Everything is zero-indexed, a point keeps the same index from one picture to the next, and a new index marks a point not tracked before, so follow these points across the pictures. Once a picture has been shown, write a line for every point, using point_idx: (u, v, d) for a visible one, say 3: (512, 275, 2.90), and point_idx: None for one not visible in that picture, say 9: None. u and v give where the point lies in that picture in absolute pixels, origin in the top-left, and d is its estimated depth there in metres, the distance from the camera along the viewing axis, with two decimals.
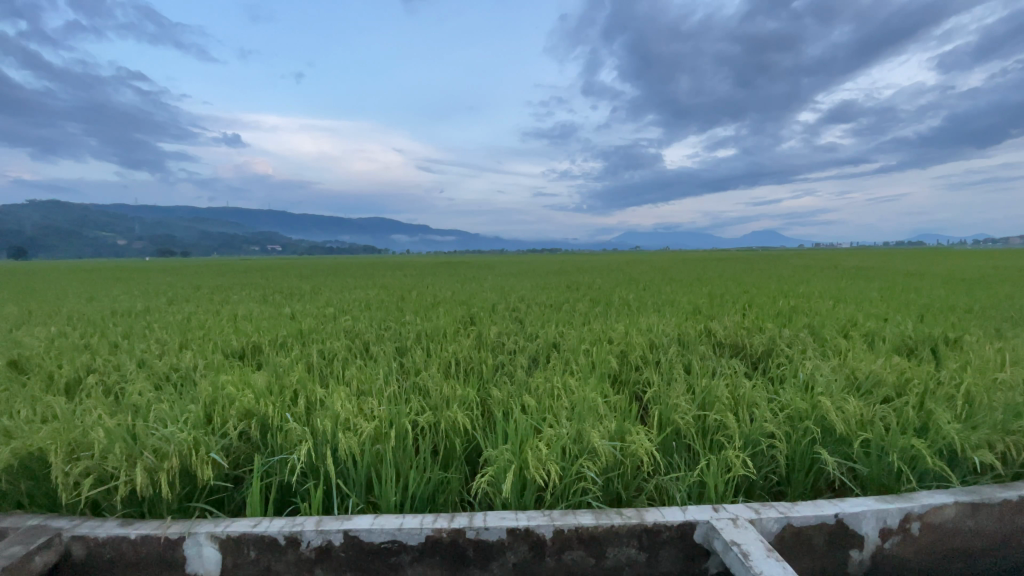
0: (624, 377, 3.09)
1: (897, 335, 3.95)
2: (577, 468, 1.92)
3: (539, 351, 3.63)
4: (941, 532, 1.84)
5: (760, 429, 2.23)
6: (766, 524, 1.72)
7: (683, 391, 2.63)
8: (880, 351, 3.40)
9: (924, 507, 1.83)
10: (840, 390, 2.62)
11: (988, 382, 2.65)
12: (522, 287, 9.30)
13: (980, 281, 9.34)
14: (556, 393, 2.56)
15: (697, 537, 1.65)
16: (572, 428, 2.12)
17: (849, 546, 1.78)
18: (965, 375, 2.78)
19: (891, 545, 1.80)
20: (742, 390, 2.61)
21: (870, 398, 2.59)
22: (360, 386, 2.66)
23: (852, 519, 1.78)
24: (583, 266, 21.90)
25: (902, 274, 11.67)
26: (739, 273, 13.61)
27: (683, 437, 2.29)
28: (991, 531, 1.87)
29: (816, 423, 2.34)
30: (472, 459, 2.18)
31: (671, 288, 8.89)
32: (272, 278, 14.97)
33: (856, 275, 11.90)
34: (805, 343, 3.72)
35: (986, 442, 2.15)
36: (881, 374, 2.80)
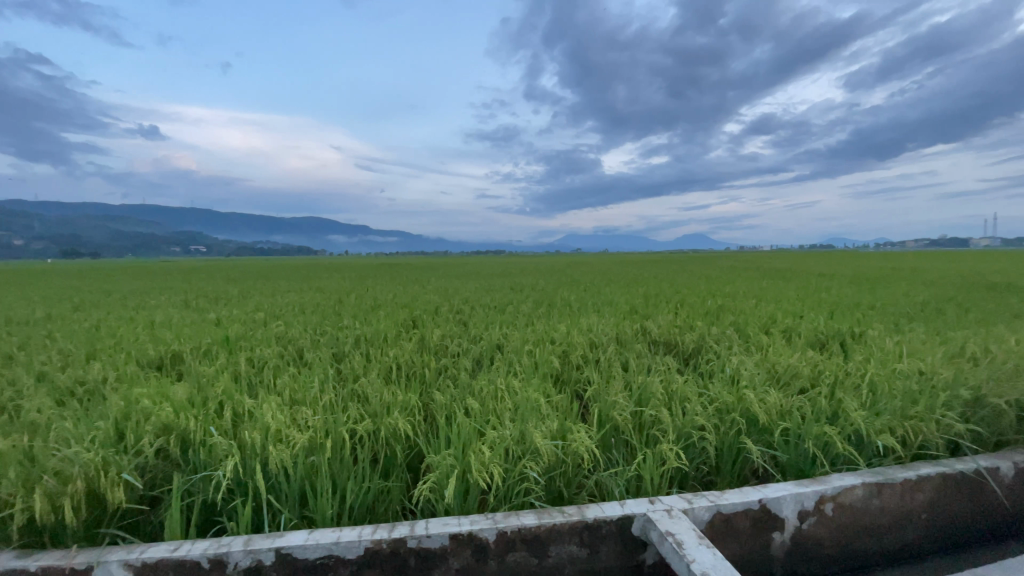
0: (566, 376, 3.15)
1: (811, 330, 4.30)
2: (520, 470, 1.93)
3: (483, 354, 3.61)
4: (850, 512, 2.02)
5: (691, 422, 2.36)
6: (697, 513, 1.81)
7: (621, 389, 2.71)
8: (797, 346, 3.69)
9: (836, 489, 2.00)
10: (762, 383, 2.81)
11: (887, 372, 2.94)
12: (466, 289, 9.34)
13: (881, 281, 10.30)
14: (499, 395, 2.56)
15: (635, 529, 1.71)
16: (515, 429, 2.13)
17: (771, 529, 1.91)
18: (869, 366, 3.07)
19: (808, 526, 1.95)
20: (675, 386, 2.75)
21: (789, 390, 2.81)
22: (293, 395, 2.53)
23: (774, 503, 1.91)
24: (525, 268, 22.06)
25: (815, 276, 12.61)
26: (673, 274, 14.20)
27: (621, 434, 2.37)
28: (894, 508, 2.08)
29: (741, 415, 2.50)
30: (414, 466, 2.13)
31: (611, 289, 9.24)
32: (194, 282, 13.93)
33: (776, 276, 12.70)
34: (731, 340, 3.97)
35: (887, 427, 2.38)
36: (798, 367, 3.03)
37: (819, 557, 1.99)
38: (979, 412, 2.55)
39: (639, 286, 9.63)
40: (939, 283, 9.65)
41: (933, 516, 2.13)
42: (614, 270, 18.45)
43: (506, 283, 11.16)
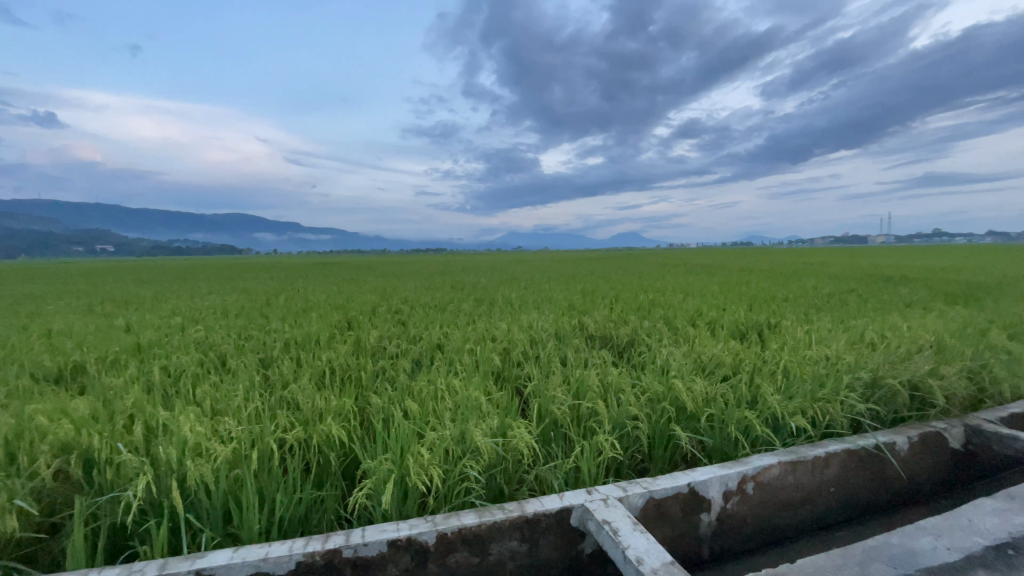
0: (506, 373, 3.17)
1: (733, 322, 4.61)
2: (460, 469, 1.92)
3: (422, 354, 3.56)
4: (769, 490, 2.18)
5: (625, 412, 2.45)
6: (632, 500, 1.89)
7: (559, 383, 2.77)
8: (720, 337, 3.94)
9: (756, 469, 2.15)
10: (690, 373, 2.98)
11: (798, 359, 3.21)
12: (404, 288, 9.17)
13: (793, 275, 11.22)
14: (439, 395, 2.53)
15: (574, 520, 1.75)
16: (454, 429, 2.12)
17: (699, 511, 2.03)
18: (784, 354, 3.33)
19: (732, 505, 2.09)
20: (610, 378, 2.84)
21: (714, 378, 2.99)
22: (215, 406, 2.36)
23: (701, 486, 2.03)
24: (465, 267, 21.97)
25: (738, 271, 13.51)
26: (609, 271, 14.67)
27: (559, 427, 2.42)
28: (806, 483, 2.27)
29: (671, 403, 2.63)
30: (350, 473, 2.06)
31: (550, 286, 9.39)
32: (98, 285, 12.63)
33: (702, 272, 13.48)
34: (662, 332, 4.17)
35: (799, 409, 2.59)
36: (721, 356, 3.24)
37: (742, 534, 2.14)
38: (877, 392, 2.85)
39: (576, 283, 9.87)
40: (842, 276, 10.66)
41: (839, 489, 2.35)
42: (552, 267, 18.79)
43: (446, 282, 11.07)
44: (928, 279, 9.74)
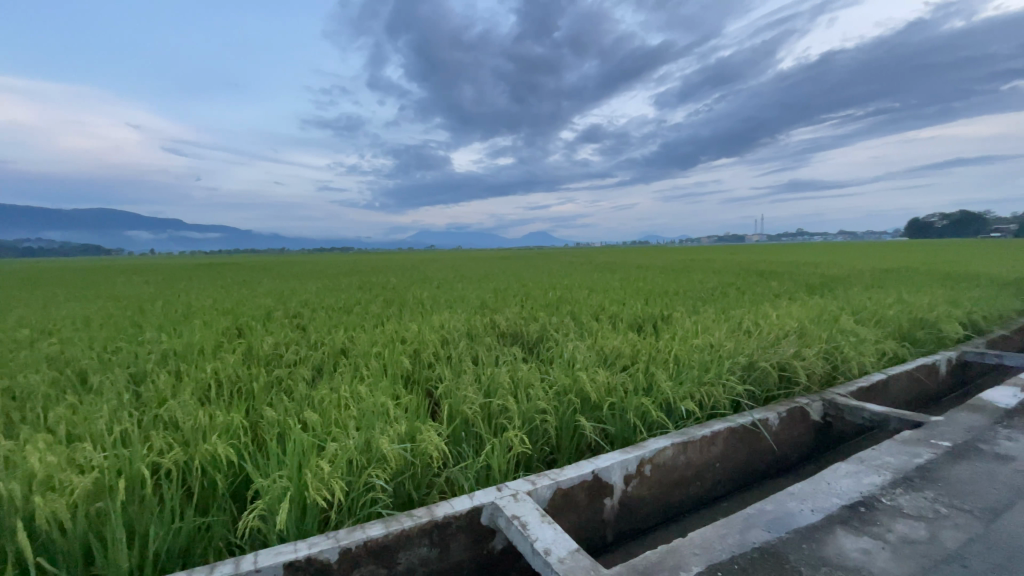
0: (416, 376, 3.10)
1: (632, 315, 4.92)
2: (365, 479, 1.85)
3: (324, 361, 3.37)
4: (664, 470, 2.36)
5: (533, 407, 2.51)
6: (540, 493, 1.94)
7: (469, 382, 2.77)
8: (621, 330, 4.19)
9: (653, 452, 2.32)
10: (593, 365, 3.12)
11: (688, 347, 3.50)
12: (306, 290, 8.64)
13: (685, 271, 12.23)
14: (343, 404, 2.41)
15: (484, 519, 1.76)
16: (359, 437, 2.03)
17: (603, 496, 2.13)
18: (676, 343, 3.62)
19: (632, 488, 2.23)
20: (520, 374, 2.89)
21: (615, 368, 3.17)
22: (72, 432, 2.05)
23: (604, 472, 2.14)
24: (374, 266, 21.17)
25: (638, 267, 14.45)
26: (520, 269, 14.95)
27: (469, 427, 2.41)
28: (696, 461, 2.49)
29: (577, 395, 2.74)
30: (242, 493, 1.89)
31: (461, 285, 9.36)
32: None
33: (606, 269, 14.23)
34: (569, 327, 4.33)
35: (688, 394, 2.84)
36: (622, 348, 3.44)
37: (641, 514, 2.29)
38: (752, 374, 3.20)
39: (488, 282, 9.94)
40: (724, 271, 11.86)
41: (724, 463, 2.61)
42: (464, 266, 18.75)
43: (352, 282, 10.60)
44: (793, 273, 11.15)
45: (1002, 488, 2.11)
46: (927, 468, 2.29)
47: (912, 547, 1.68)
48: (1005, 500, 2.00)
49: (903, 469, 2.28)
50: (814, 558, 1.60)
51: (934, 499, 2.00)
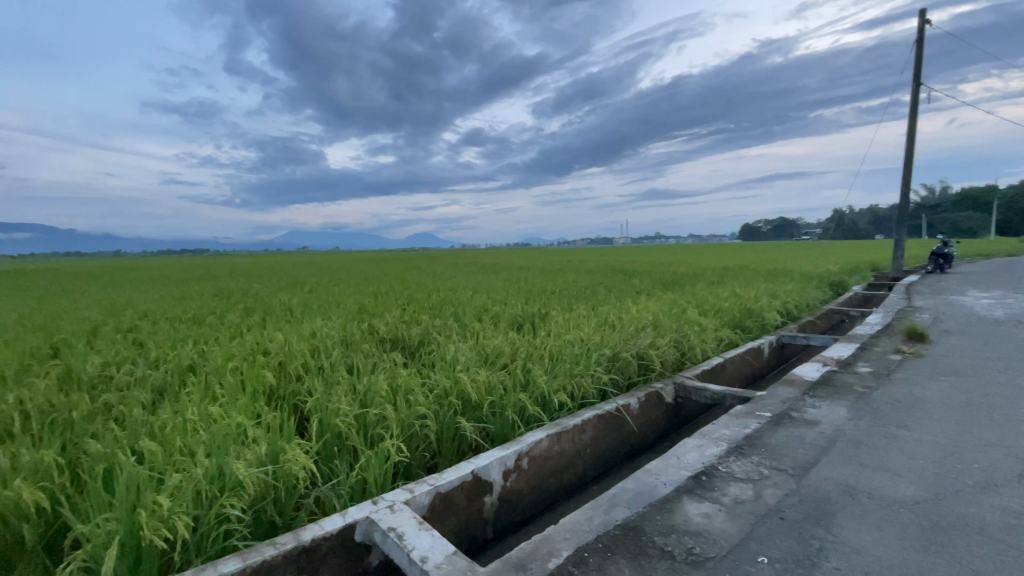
0: (282, 390, 2.85)
1: (513, 315, 5.08)
2: (218, 510, 1.66)
3: (170, 380, 2.94)
4: (540, 461, 2.47)
5: (413, 412, 2.46)
6: (419, 500, 1.91)
7: (344, 393, 2.61)
8: (502, 330, 4.30)
9: (529, 445, 2.41)
10: (474, 365, 3.16)
11: (563, 342, 3.71)
12: (149, 299, 7.49)
13: (562, 271, 12.95)
14: (192, 428, 2.13)
15: (358, 536, 1.69)
16: (211, 464, 1.81)
17: (483, 495, 2.17)
18: (552, 339, 3.81)
19: (510, 482, 2.30)
20: (399, 380, 2.82)
21: (494, 367, 3.24)
22: None
23: (483, 471, 2.17)
24: (235, 270, 19.04)
25: (519, 268, 14.93)
26: (402, 272, 14.56)
27: (342, 440, 2.28)
28: (569, 451, 2.64)
29: (457, 397, 2.74)
30: (54, 546, 1.58)
31: (338, 288, 8.85)
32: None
33: (489, 270, 14.45)
34: (450, 330, 4.33)
35: (562, 387, 3.01)
36: (502, 347, 3.53)
37: (520, 507, 2.37)
38: (617, 364, 3.50)
39: (368, 285, 9.53)
40: (597, 271, 12.85)
41: (594, 449, 2.81)
42: (342, 268, 17.74)
43: (209, 289, 9.42)
44: (655, 272, 12.41)
45: (806, 448, 2.56)
46: (754, 436, 2.70)
47: (741, 506, 1.96)
48: (808, 458, 2.44)
49: (736, 439, 2.66)
50: (666, 527, 1.79)
51: (759, 463, 2.36)
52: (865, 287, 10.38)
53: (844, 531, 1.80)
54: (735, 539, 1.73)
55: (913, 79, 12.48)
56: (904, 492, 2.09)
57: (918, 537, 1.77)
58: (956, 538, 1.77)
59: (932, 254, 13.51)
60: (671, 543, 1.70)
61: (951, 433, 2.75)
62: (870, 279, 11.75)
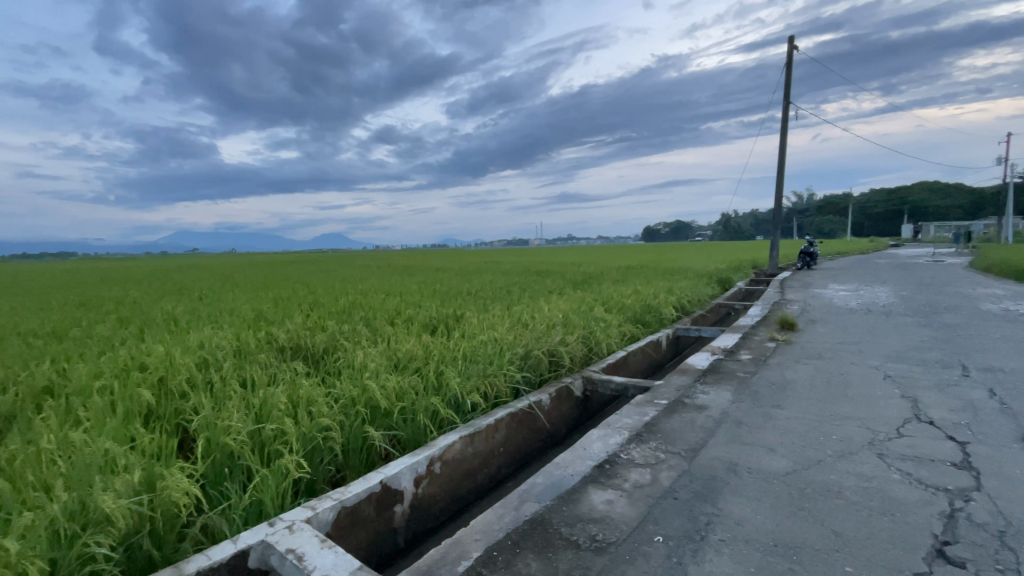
0: (163, 410, 2.56)
1: (426, 317, 4.99)
2: (81, 550, 1.46)
3: (18, 406, 2.52)
4: (453, 464, 2.46)
5: (316, 424, 2.32)
6: (323, 517, 1.81)
7: (236, 409, 2.41)
8: (414, 333, 4.21)
9: (441, 449, 2.39)
10: (383, 371, 3.06)
11: (475, 342, 3.72)
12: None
13: (476, 273, 13.02)
14: (47, 459, 1.85)
15: (253, 562, 1.56)
16: (72, 499, 1.59)
17: (393, 504, 2.11)
18: (464, 340, 3.80)
19: (422, 489, 2.26)
20: (300, 390, 2.65)
21: (405, 372, 3.16)
22: None
23: (393, 480, 2.11)
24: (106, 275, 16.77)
25: (433, 270, 14.74)
26: (306, 275, 13.74)
27: (234, 460, 2.10)
28: (481, 451, 2.65)
29: (365, 405, 2.64)
30: None
31: (234, 294, 8.14)
32: None
33: (401, 273, 14.10)
34: (359, 336, 4.16)
35: (475, 388, 3.01)
36: (413, 351, 3.45)
37: (433, 513, 2.34)
38: (529, 362, 3.58)
39: (268, 290, 8.87)
40: (510, 272, 13.09)
41: (507, 447, 2.85)
42: (238, 273, 16.33)
43: (72, 298, 8.22)
44: (565, 272, 12.89)
45: (697, 430, 2.80)
46: (652, 423, 2.90)
47: (640, 490, 2.10)
48: (698, 440, 2.67)
49: (637, 427, 2.85)
50: (572, 517, 1.86)
51: (656, 448, 2.54)
52: (747, 283, 11.59)
53: (728, 505, 1.99)
54: (634, 522, 1.84)
55: (783, 100, 14.14)
56: (778, 465, 2.36)
57: (789, 504, 2.00)
58: (818, 502, 2.03)
59: (801, 253, 15.40)
60: (576, 532, 1.77)
61: (814, 410, 3.15)
62: (751, 276, 13.16)
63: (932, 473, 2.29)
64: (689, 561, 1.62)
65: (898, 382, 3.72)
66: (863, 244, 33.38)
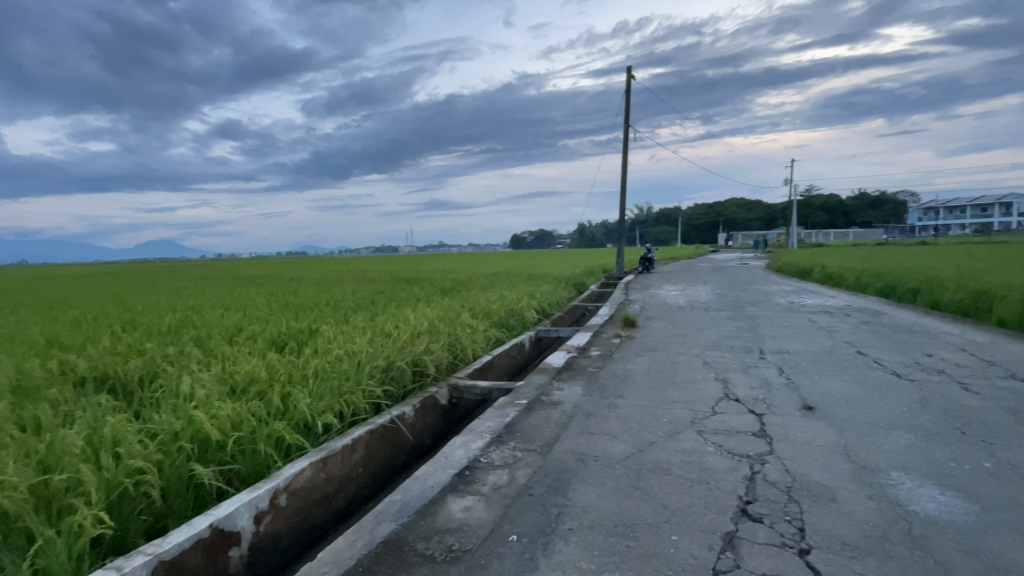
0: None
1: (274, 333, 4.54)
2: None
3: None
4: (303, 494, 2.26)
5: (127, 467, 1.96)
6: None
7: (11, 460, 1.93)
8: (258, 351, 3.79)
9: (287, 479, 2.18)
10: (217, 397, 2.70)
11: (329, 357, 3.47)
12: None
13: (338, 281, 12.31)
14: None
15: None
16: None
17: (227, 548, 1.87)
18: (316, 357, 3.52)
19: (266, 526, 2.04)
20: (106, 429, 2.22)
21: (245, 397, 2.83)
22: None
23: (227, 521, 1.87)
24: None
25: (287, 280, 13.54)
26: (124, 289, 11.63)
27: (8, 524, 1.68)
28: (335, 475, 2.48)
29: (193, 438, 2.30)
30: None
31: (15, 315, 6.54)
32: None
33: (249, 283, 12.73)
34: (189, 358, 3.62)
35: (328, 407, 2.81)
36: (255, 372, 3.10)
37: (278, 551, 2.12)
38: (390, 375, 3.46)
39: (70, 308, 7.32)
40: (374, 280, 12.59)
41: (366, 467, 2.71)
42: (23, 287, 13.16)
43: None
44: (432, 279, 12.83)
45: (552, 426, 2.98)
46: (511, 424, 3.00)
47: (497, 491, 2.15)
48: (553, 435, 2.83)
49: (498, 429, 2.92)
50: (429, 531, 1.83)
51: (514, 448, 2.64)
52: (600, 286, 12.73)
53: (576, 494, 2.13)
54: (491, 525, 1.88)
55: (624, 122, 15.89)
56: (619, 450, 2.61)
57: (627, 485, 2.22)
58: (651, 480, 2.29)
59: (643, 259, 17.35)
60: (432, 546, 1.75)
61: (650, 397, 3.56)
62: (603, 279, 14.46)
63: (737, 443, 2.73)
64: (540, 555, 1.70)
65: (715, 367, 4.37)
66: (691, 251, 38.82)
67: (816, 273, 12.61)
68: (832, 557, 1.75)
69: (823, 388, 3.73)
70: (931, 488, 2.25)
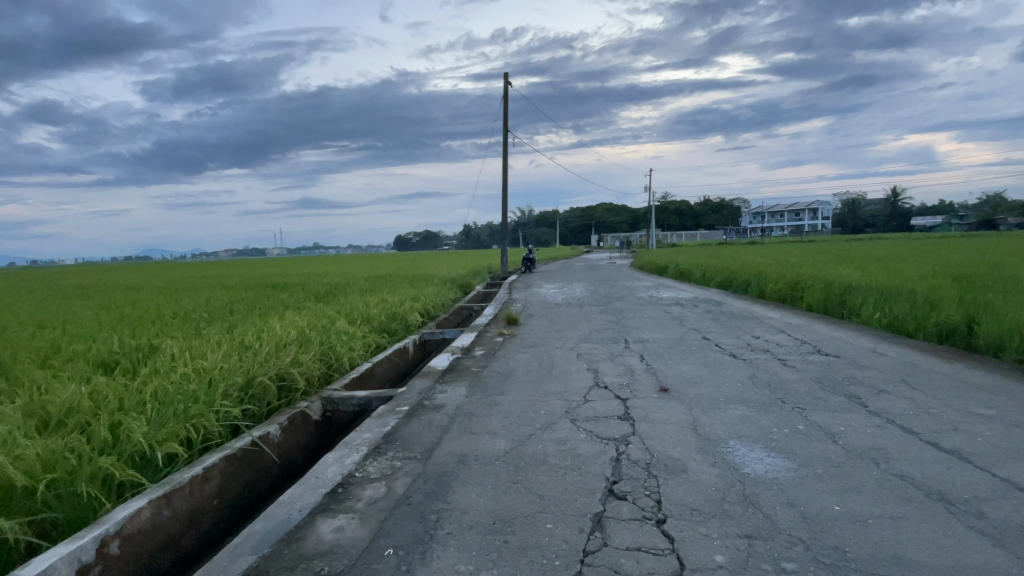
0: None
1: (104, 352, 3.84)
2: None
3: None
4: (141, 538, 1.94)
5: None
6: None
7: None
8: (79, 375, 3.17)
9: (119, 522, 1.85)
10: (19, 435, 2.20)
11: (175, 377, 3.02)
12: None
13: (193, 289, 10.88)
14: None
15: None
16: None
17: None
18: (157, 378, 3.04)
19: None
20: None
21: (60, 432, 2.35)
22: None
23: None
24: None
25: (125, 289, 11.63)
26: None
27: None
28: (183, 510, 2.17)
29: None
30: None
31: None
32: None
33: (72, 293, 10.68)
34: None
35: (172, 434, 2.44)
36: (74, 400, 2.59)
37: None
38: (250, 392, 3.12)
39: None
40: (238, 285, 11.39)
41: (222, 498, 2.42)
42: None
43: None
44: (307, 283, 12.01)
45: (433, 430, 2.93)
46: (390, 433, 2.90)
47: (373, 505, 2.06)
48: (433, 440, 2.79)
49: (375, 440, 2.80)
50: (294, 560, 1.69)
51: (392, 457, 2.55)
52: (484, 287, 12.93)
53: (456, 496, 2.13)
54: (365, 542, 1.79)
55: (504, 127, 16.35)
56: (498, 447, 2.67)
57: (506, 480, 2.28)
58: (528, 472, 2.37)
59: (525, 259, 18.02)
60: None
61: (529, 391, 3.69)
62: (487, 280, 14.72)
63: (605, 428, 2.95)
64: (418, 565, 1.66)
65: (587, 358, 4.68)
66: (569, 252, 41.21)
67: (672, 269, 14.21)
68: (683, 523, 1.97)
69: (677, 371, 4.20)
70: (757, 451, 2.65)
